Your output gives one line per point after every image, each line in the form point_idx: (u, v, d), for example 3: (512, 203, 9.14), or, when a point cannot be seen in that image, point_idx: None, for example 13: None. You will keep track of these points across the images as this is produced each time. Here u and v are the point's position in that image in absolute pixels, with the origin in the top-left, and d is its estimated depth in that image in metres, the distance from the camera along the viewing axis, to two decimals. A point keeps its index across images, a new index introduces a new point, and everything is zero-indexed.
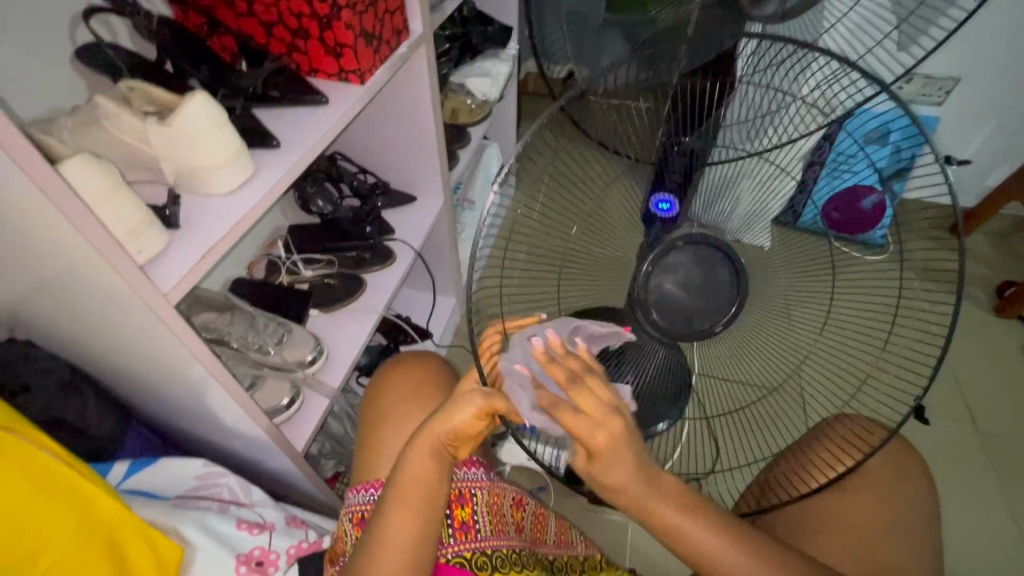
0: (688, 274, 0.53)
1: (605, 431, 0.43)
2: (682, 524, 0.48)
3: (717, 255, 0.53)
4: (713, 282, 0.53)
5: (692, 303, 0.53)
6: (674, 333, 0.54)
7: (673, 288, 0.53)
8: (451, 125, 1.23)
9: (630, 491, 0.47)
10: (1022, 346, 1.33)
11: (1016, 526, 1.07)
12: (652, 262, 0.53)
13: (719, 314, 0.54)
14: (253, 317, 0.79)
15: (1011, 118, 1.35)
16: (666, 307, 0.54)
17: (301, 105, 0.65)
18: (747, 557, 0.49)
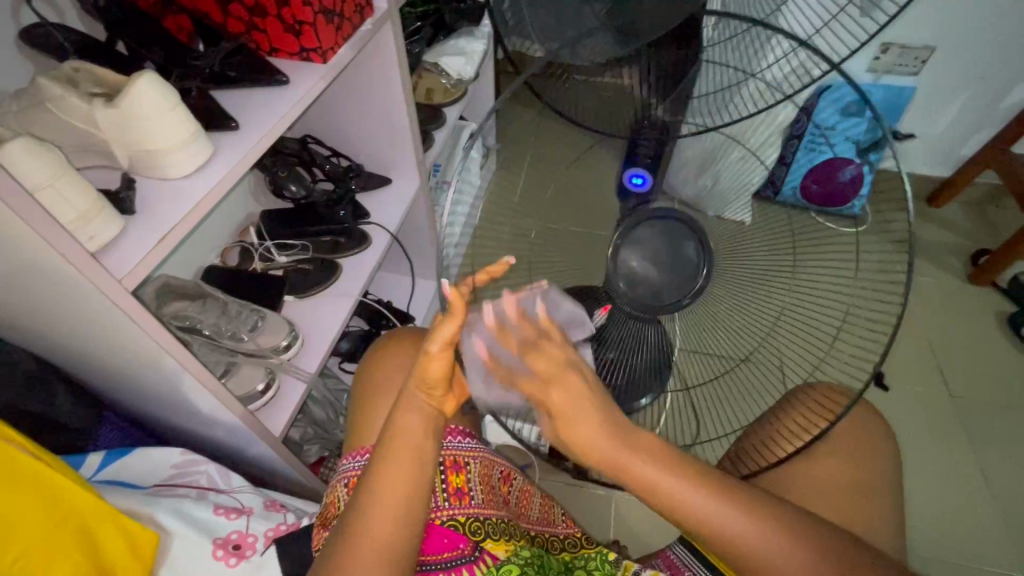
0: (656, 248, 0.54)
1: (562, 391, 0.49)
2: (691, 499, 0.52)
3: (685, 229, 0.54)
4: (681, 256, 0.54)
5: (658, 277, 0.54)
6: (642, 305, 0.55)
7: (640, 259, 0.54)
8: (426, 106, 1.21)
9: (641, 475, 0.52)
10: (995, 312, 1.35)
11: (988, 486, 1.10)
12: (620, 236, 0.54)
13: (688, 286, 0.54)
14: (225, 304, 0.79)
15: (985, 86, 1.36)
16: (635, 279, 0.54)
17: (262, 84, 0.64)
18: (763, 526, 0.53)
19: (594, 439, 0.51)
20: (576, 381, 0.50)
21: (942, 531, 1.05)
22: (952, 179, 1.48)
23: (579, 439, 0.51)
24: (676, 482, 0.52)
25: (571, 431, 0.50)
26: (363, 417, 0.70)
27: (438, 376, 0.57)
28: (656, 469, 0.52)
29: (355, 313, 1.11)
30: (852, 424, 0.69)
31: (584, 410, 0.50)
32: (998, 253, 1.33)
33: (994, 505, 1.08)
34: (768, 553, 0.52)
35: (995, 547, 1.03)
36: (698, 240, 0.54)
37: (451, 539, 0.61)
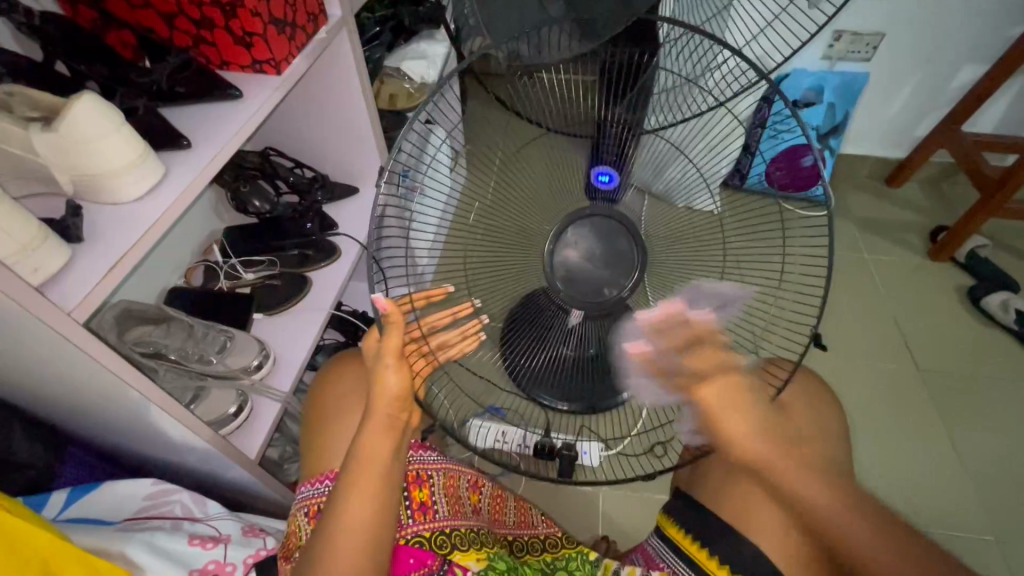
0: (590, 246, 0.61)
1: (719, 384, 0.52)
2: (806, 490, 0.55)
3: (616, 227, 0.61)
4: (615, 251, 0.61)
5: (597, 272, 0.61)
6: (581, 303, 0.62)
7: (577, 260, 0.62)
8: (391, 111, 1.20)
9: (781, 469, 0.55)
10: (956, 286, 1.40)
11: (958, 455, 1.14)
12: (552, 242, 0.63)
13: (625, 279, 0.61)
14: (191, 326, 0.77)
15: (934, 69, 1.41)
16: (571, 276, 0.62)
17: (216, 100, 0.62)
18: (853, 515, 0.54)
19: (742, 434, 0.54)
20: (735, 383, 0.53)
21: (917, 502, 1.08)
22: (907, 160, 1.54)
23: (725, 426, 0.53)
24: (792, 470, 0.55)
25: (726, 429, 0.53)
26: (318, 437, 0.69)
27: (396, 390, 0.57)
28: (795, 467, 0.55)
29: (330, 326, 1.09)
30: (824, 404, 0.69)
31: (726, 390, 0.52)
32: (955, 230, 1.38)
33: (964, 473, 1.12)
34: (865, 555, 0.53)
35: (968, 512, 1.07)
36: (633, 237, 0.61)
37: (417, 558, 0.60)
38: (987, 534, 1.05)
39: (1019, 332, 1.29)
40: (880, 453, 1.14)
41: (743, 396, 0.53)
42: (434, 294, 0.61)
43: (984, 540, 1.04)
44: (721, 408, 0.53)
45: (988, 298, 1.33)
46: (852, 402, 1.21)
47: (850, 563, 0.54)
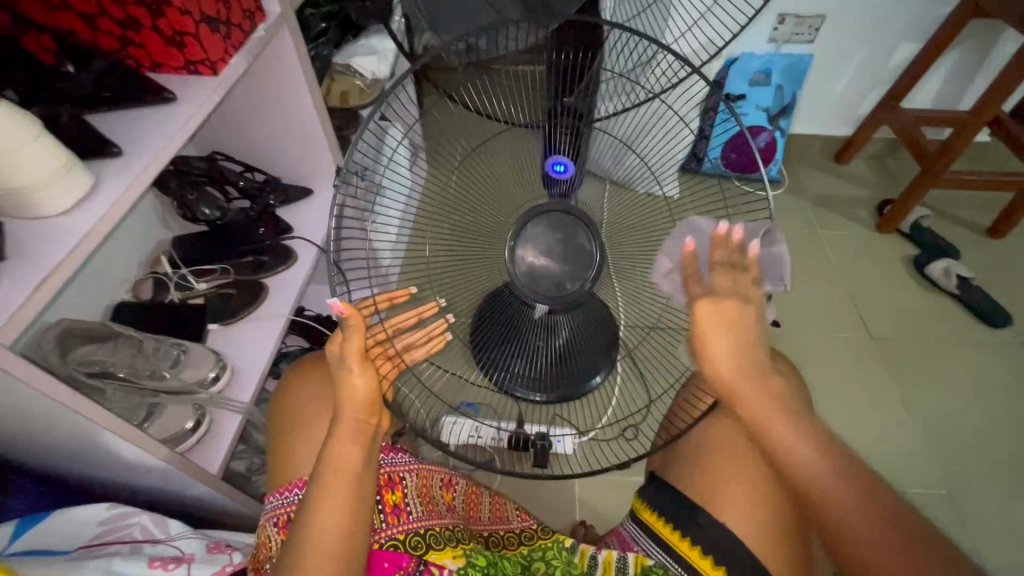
0: (548, 243, 0.63)
1: (728, 306, 0.54)
2: (780, 436, 0.54)
3: (576, 222, 0.62)
4: (576, 243, 0.62)
5: (558, 268, 0.62)
6: (542, 297, 0.63)
7: (536, 253, 0.63)
8: (343, 110, 1.17)
9: (761, 417, 0.55)
10: (903, 256, 1.47)
11: (910, 415, 1.20)
12: (513, 239, 0.63)
13: (587, 272, 0.62)
14: (140, 341, 0.73)
15: (873, 48, 1.47)
16: (534, 271, 0.63)
17: (150, 104, 0.60)
18: (824, 467, 0.53)
19: (728, 365, 0.55)
20: (748, 315, 0.54)
21: (875, 463, 1.14)
22: (852, 138, 1.61)
23: (713, 362, 0.55)
24: (788, 430, 0.54)
25: (709, 344, 0.55)
26: (280, 446, 0.68)
27: (363, 396, 0.56)
28: (794, 432, 0.54)
29: (293, 332, 1.06)
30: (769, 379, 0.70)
31: (741, 318, 0.54)
32: (900, 202, 1.45)
33: (917, 432, 1.18)
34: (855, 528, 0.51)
35: (920, 469, 1.13)
36: (586, 225, 0.62)
37: (392, 561, 0.59)
38: (939, 488, 1.11)
39: (961, 296, 1.36)
40: (840, 420, 1.19)
41: (739, 318, 0.54)
42: (397, 295, 0.60)
43: (937, 494, 1.10)
44: (727, 320, 0.54)
45: (931, 266, 1.40)
46: (811, 373, 1.26)
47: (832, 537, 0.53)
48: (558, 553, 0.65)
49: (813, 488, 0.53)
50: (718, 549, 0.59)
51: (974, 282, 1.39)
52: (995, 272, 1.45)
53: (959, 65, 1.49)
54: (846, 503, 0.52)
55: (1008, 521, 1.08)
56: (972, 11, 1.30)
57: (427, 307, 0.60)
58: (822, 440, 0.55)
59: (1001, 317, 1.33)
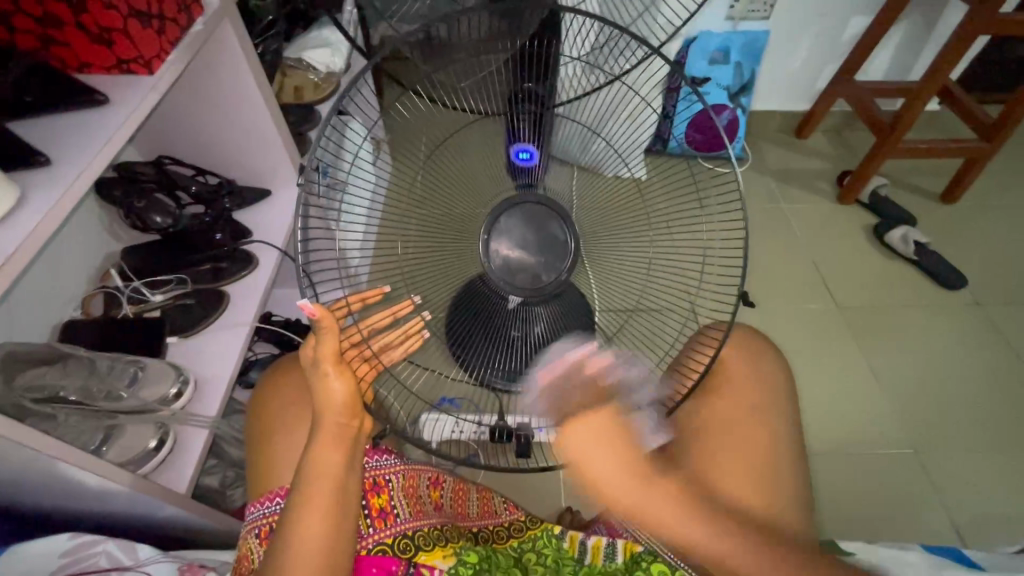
0: (522, 234, 0.64)
1: (596, 444, 0.49)
2: (655, 514, 0.51)
3: (550, 213, 0.64)
4: (550, 235, 0.64)
5: (533, 260, 0.64)
6: (518, 288, 0.64)
7: (512, 245, 0.64)
8: (297, 107, 1.12)
9: (625, 501, 0.50)
10: (864, 225, 1.51)
11: (876, 380, 1.24)
12: (487, 231, 0.64)
13: (561, 261, 0.64)
14: (92, 360, 0.69)
15: (827, 23, 1.49)
16: (509, 263, 0.64)
17: (79, 107, 0.56)
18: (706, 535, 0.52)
19: (602, 465, 0.49)
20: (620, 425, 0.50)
21: (846, 428, 1.17)
22: (810, 113, 1.65)
23: (578, 455, 0.50)
24: (668, 506, 0.51)
25: (586, 465, 0.49)
26: (255, 458, 0.66)
27: (343, 398, 0.55)
28: (667, 509, 0.51)
29: (261, 339, 1.02)
30: (748, 358, 0.70)
31: (590, 448, 0.49)
32: (859, 173, 1.48)
33: (884, 396, 1.22)
34: (739, 571, 0.52)
35: (890, 430, 1.17)
36: (558, 217, 0.64)
37: (381, 567, 0.57)
38: (907, 447, 1.15)
39: (919, 261, 1.41)
40: (812, 390, 1.22)
41: (616, 430, 0.50)
42: (370, 295, 0.59)
43: (905, 454, 1.15)
44: (608, 436, 0.49)
45: (890, 234, 1.44)
46: (782, 345, 1.28)
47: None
48: (547, 542, 0.66)
49: (711, 558, 0.52)
50: None
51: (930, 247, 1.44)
52: (948, 236, 1.51)
53: (908, 36, 1.53)
54: (730, 557, 0.52)
55: (972, 473, 1.13)
56: None
57: (399, 305, 0.60)
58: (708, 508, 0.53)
59: (957, 279, 1.38)
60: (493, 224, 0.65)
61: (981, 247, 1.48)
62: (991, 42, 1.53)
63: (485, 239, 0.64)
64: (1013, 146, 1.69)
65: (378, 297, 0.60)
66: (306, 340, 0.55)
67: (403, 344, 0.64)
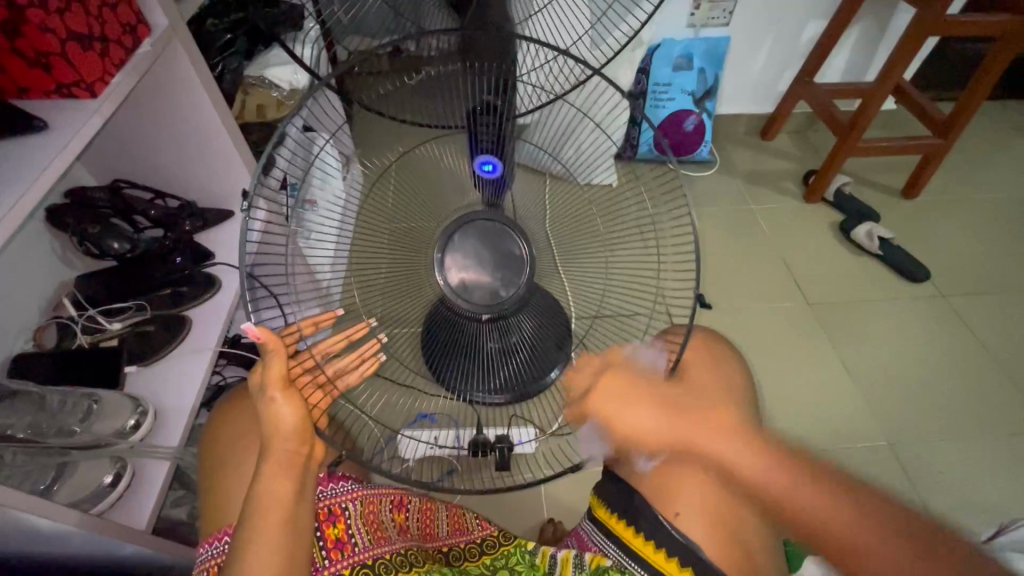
0: (477, 251, 0.63)
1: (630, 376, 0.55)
2: (759, 474, 0.51)
3: (502, 228, 0.63)
4: (504, 250, 0.63)
5: (489, 277, 0.63)
6: (477, 304, 0.63)
7: (467, 261, 0.63)
8: (260, 125, 1.11)
9: (715, 446, 0.51)
10: (830, 222, 1.55)
11: (847, 373, 1.27)
12: (441, 247, 0.63)
13: (517, 275, 0.64)
14: (42, 396, 0.66)
15: (784, 28, 1.53)
16: (467, 279, 0.63)
17: (17, 134, 0.54)
18: (824, 496, 0.49)
19: (648, 429, 0.52)
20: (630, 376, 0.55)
21: (821, 423, 1.19)
22: (774, 115, 1.69)
23: (625, 420, 0.52)
24: (760, 466, 0.51)
25: (627, 424, 0.52)
26: (213, 490, 0.64)
27: (292, 422, 0.53)
28: (736, 448, 0.51)
29: (231, 363, 0.99)
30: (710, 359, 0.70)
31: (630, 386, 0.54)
32: (822, 172, 1.51)
33: (857, 389, 1.24)
34: (862, 541, 0.48)
35: (863, 424, 1.19)
36: (511, 232, 0.63)
37: None
38: (881, 440, 1.17)
39: (883, 256, 1.44)
40: (788, 387, 1.23)
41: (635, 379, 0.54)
42: (322, 319, 0.59)
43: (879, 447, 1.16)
44: (626, 390, 0.53)
45: (856, 231, 1.48)
46: (756, 344, 1.30)
47: (832, 553, 0.50)
48: (519, 558, 0.67)
49: (815, 527, 0.49)
50: (671, 537, 0.59)
51: (894, 242, 1.47)
52: (910, 230, 1.55)
53: (863, 39, 1.58)
54: (839, 517, 0.49)
55: (944, 462, 1.15)
56: None
57: (356, 330, 0.61)
58: (780, 453, 0.51)
59: (921, 272, 1.42)
60: (448, 241, 0.64)
61: (942, 240, 1.52)
62: (941, 42, 1.59)
63: (440, 256, 0.63)
64: (968, 141, 1.75)
65: (330, 319, 0.59)
66: (253, 366, 0.54)
67: (358, 370, 0.62)
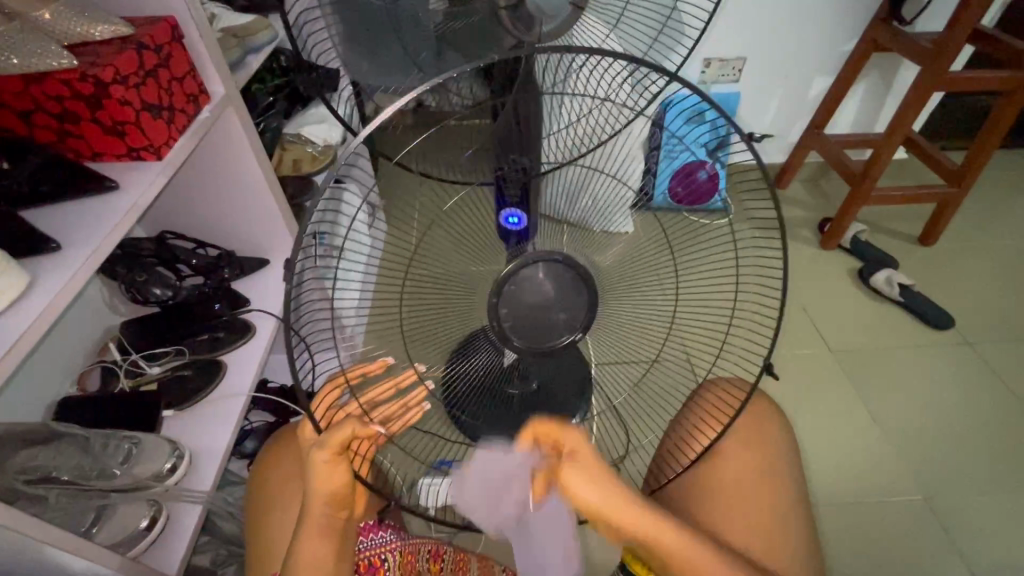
0: (538, 292, 0.60)
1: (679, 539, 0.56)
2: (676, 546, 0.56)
3: (565, 269, 0.60)
4: (569, 295, 0.60)
5: (549, 317, 0.60)
6: (530, 347, 0.61)
7: (531, 297, 0.60)
8: (295, 177, 1.18)
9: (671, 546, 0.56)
10: (848, 269, 1.56)
11: (876, 422, 1.24)
12: (499, 291, 0.60)
13: (577, 319, 0.61)
14: (87, 438, 0.69)
15: (791, 84, 1.60)
16: (524, 319, 0.60)
17: (89, 193, 0.59)
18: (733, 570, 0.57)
19: (602, 502, 0.53)
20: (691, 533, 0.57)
21: (851, 475, 1.15)
22: (786, 164, 1.73)
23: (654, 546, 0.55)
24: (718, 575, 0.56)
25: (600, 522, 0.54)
26: (259, 534, 0.66)
27: (335, 487, 0.52)
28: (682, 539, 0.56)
29: (257, 408, 1.02)
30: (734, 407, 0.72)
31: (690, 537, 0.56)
32: (838, 220, 1.54)
33: (888, 440, 1.21)
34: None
35: (896, 478, 1.16)
36: (579, 275, 0.60)
37: None
38: (916, 494, 1.13)
39: (904, 303, 1.43)
40: (815, 436, 1.21)
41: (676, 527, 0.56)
42: (371, 368, 0.60)
43: (915, 501, 1.13)
44: (673, 545, 0.56)
45: (875, 277, 1.48)
46: (781, 394, 1.28)
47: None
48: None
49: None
50: None
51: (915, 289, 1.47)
52: (931, 277, 1.55)
53: (870, 93, 1.63)
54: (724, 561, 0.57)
55: (986, 519, 1.10)
56: (871, 46, 1.44)
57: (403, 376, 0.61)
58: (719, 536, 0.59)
59: (945, 320, 1.40)
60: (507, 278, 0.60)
61: (963, 286, 1.52)
62: (946, 96, 1.64)
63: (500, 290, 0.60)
64: (982, 188, 1.77)
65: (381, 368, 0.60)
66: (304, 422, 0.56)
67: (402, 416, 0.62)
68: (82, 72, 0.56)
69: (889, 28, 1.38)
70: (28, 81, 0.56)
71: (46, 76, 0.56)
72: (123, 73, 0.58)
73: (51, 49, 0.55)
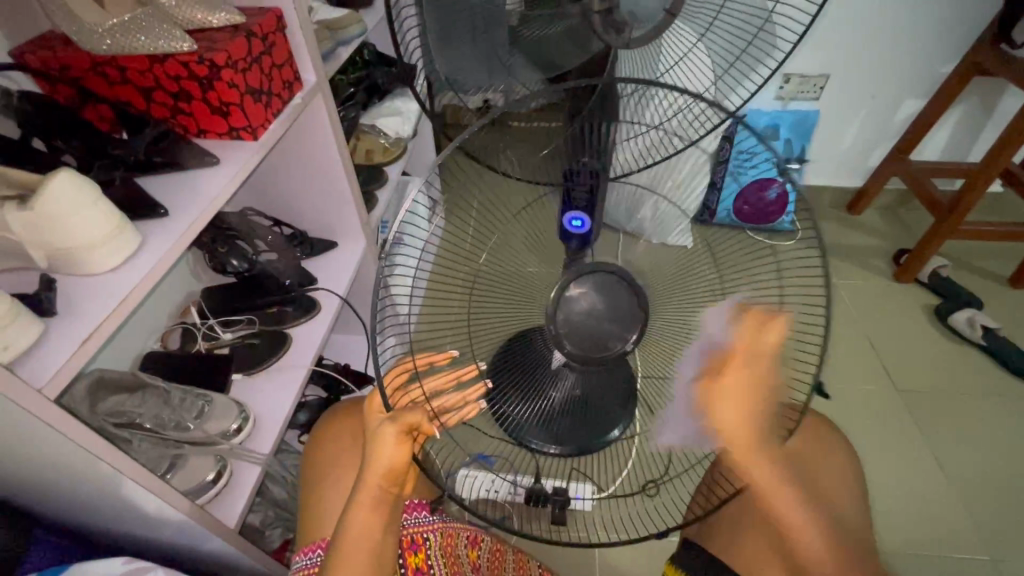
0: (592, 302, 0.58)
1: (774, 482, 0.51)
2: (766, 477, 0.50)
3: (618, 280, 0.58)
4: (620, 305, 0.58)
5: (600, 326, 0.58)
6: (582, 357, 0.59)
7: (579, 313, 0.58)
8: (367, 167, 1.23)
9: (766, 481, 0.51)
10: (924, 305, 1.45)
11: (941, 471, 1.15)
12: (554, 305, 0.58)
13: (627, 329, 0.58)
14: (167, 391, 0.75)
15: (878, 105, 1.51)
16: (575, 332, 0.59)
17: (193, 166, 0.64)
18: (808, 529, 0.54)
19: (740, 414, 0.47)
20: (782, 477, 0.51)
21: (910, 525, 1.08)
22: (863, 190, 1.64)
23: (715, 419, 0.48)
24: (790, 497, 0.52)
25: (721, 405, 0.47)
26: (312, 499, 0.71)
27: (389, 467, 0.55)
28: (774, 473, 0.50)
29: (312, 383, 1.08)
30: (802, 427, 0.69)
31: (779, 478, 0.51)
32: (916, 253, 1.45)
33: (953, 492, 1.12)
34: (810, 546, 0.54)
35: (960, 534, 1.07)
36: (627, 285, 0.58)
37: None
38: (983, 555, 1.05)
39: (986, 347, 1.33)
40: (872, 477, 1.14)
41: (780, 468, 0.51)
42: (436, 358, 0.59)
43: (979, 560, 1.04)
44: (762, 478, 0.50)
45: (954, 317, 1.38)
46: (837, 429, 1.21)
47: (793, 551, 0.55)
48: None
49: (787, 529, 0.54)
50: None
51: (999, 333, 1.35)
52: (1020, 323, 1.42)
53: (964, 120, 1.53)
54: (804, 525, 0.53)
55: None
56: (971, 69, 1.34)
57: (465, 369, 0.59)
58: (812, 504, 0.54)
59: None
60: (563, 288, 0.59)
61: None
62: None
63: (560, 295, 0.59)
64: None
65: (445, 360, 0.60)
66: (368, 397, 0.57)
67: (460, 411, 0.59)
68: (198, 55, 0.61)
69: (995, 51, 1.28)
70: (153, 61, 0.62)
71: (169, 57, 0.61)
72: (233, 57, 0.63)
73: (174, 34, 0.60)
